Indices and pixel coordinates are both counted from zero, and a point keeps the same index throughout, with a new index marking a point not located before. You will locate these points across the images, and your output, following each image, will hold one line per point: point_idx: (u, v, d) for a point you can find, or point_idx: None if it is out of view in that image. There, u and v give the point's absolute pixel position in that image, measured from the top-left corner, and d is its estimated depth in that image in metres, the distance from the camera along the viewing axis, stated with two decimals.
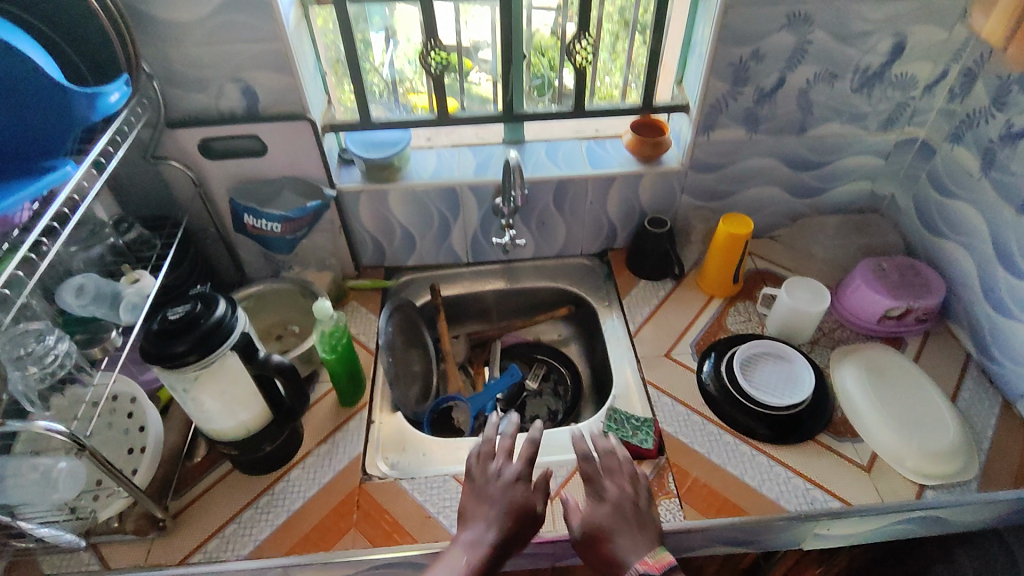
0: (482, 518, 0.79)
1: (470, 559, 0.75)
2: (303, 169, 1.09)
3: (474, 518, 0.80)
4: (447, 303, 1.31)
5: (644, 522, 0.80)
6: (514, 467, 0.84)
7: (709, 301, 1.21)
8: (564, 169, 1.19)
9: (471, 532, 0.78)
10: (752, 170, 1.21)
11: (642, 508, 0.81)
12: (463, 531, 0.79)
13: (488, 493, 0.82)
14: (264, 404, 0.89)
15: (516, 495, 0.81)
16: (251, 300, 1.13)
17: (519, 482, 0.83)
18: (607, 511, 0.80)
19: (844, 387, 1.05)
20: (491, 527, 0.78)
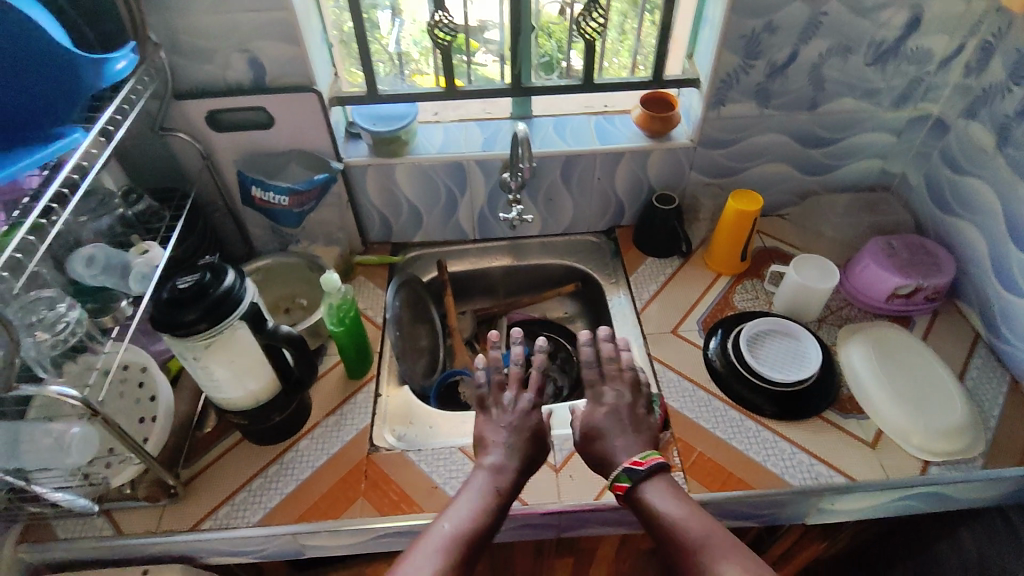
0: (501, 443, 0.83)
1: (496, 484, 0.78)
2: (310, 142, 1.09)
3: (495, 445, 0.83)
4: (453, 279, 1.31)
5: (640, 426, 0.85)
6: (527, 397, 0.89)
7: (716, 279, 1.20)
8: (572, 144, 1.18)
9: (495, 458, 0.81)
10: (762, 147, 1.20)
11: (640, 414, 0.87)
12: (485, 457, 0.82)
13: (505, 419, 0.86)
14: (274, 374, 0.90)
15: (533, 419, 0.86)
16: (260, 273, 1.14)
17: (534, 410, 0.88)
18: (613, 417, 0.85)
19: (851, 364, 1.05)
20: (513, 454, 0.82)
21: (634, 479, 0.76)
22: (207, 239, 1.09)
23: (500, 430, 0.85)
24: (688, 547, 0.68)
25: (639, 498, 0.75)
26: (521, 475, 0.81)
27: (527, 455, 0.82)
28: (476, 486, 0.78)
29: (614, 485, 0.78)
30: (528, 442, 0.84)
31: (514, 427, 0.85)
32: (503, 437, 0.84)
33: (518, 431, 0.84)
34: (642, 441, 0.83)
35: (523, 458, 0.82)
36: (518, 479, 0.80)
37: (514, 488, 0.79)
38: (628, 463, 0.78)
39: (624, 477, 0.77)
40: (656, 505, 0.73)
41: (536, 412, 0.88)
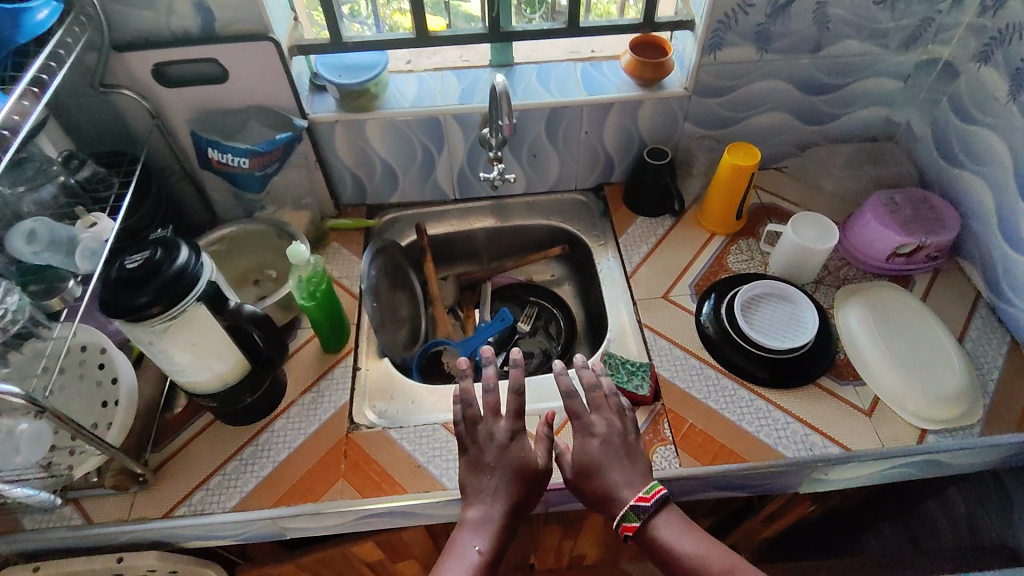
0: (486, 491, 0.79)
1: (481, 542, 0.76)
2: (269, 96, 0.99)
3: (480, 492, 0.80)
4: (433, 242, 1.24)
5: (636, 454, 0.82)
6: (505, 426, 0.83)
7: (710, 239, 1.15)
8: (557, 96, 1.09)
9: (477, 512, 0.78)
10: (760, 95, 1.11)
11: (633, 441, 0.83)
12: (469, 510, 0.79)
13: (486, 460, 0.81)
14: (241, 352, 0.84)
15: (514, 456, 0.81)
16: (224, 242, 1.06)
17: (514, 444, 0.82)
18: (603, 452, 0.82)
19: (848, 328, 1.01)
20: (498, 499, 0.79)
21: (642, 517, 0.77)
22: (163, 208, 1.01)
23: (485, 476, 0.80)
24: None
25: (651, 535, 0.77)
26: (509, 519, 0.78)
27: (515, 500, 0.79)
28: (463, 549, 0.76)
29: (622, 525, 0.77)
30: (516, 488, 0.80)
31: (496, 467, 0.81)
32: (490, 483, 0.80)
33: (505, 475, 0.80)
34: (640, 471, 0.80)
35: (510, 503, 0.79)
36: (508, 527, 0.78)
37: (501, 540, 0.78)
38: (635, 500, 0.78)
39: (632, 517, 0.77)
40: (672, 543, 0.75)
41: (516, 445, 0.82)
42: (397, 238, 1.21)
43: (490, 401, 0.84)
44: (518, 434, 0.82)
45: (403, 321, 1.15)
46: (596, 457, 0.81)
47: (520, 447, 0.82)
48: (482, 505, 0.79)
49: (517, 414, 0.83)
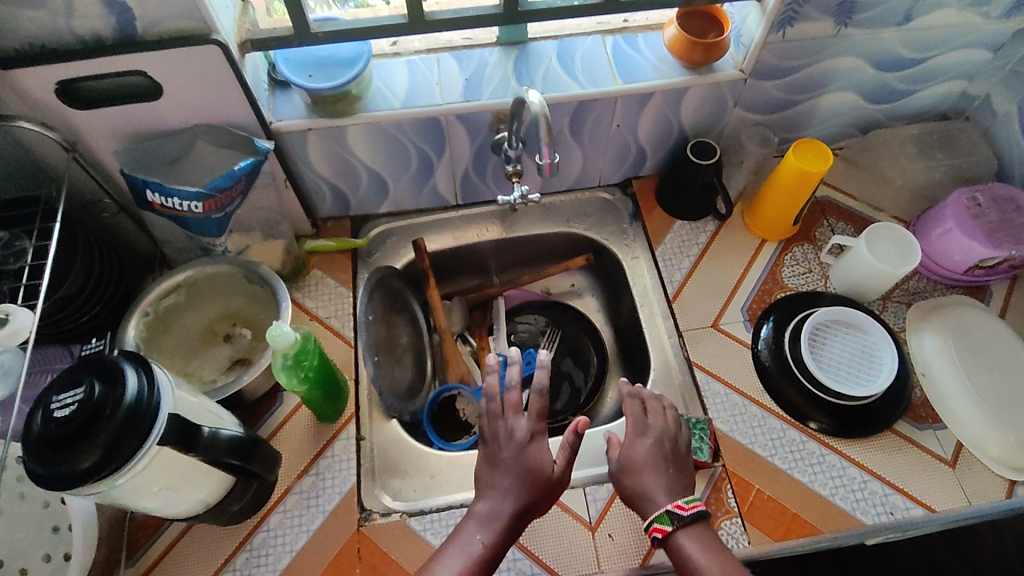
0: (497, 487, 0.70)
1: (487, 534, 0.67)
2: (221, 111, 0.77)
3: (493, 488, 0.71)
4: (433, 259, 1.05)
5: (681, 467, 0.71)
6: (526, 425, 0.73)
7: (761, 248, 0.99)
8: (585, 85, 0.88)
9: (488, 504, 0.69)
10: (827, 74, 0.91)
11: (681, 453, 0.73)
12: (477, 502, 0.70)
13: (502, 457, 0.72)
14: (228, 476, 0.69)
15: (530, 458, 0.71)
16: (181, 291, 0.86)
17: (534, 444, 0.73)
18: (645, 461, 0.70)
19: (923, 356, 0.89)
20: (509, 498, 0.70)
21: (677, 524, 0.65)
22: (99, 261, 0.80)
23: (497, 472, 0.71)
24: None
25: (678, 548, 0.64)
26: (518, 522, 0.69)
27: (528, 503, 0.69)
28: (464, 540, 0.67)
29: (650, 527, 0.66)
30: (529, 491, 0.70)
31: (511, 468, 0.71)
32: (504, 481, 0.70)
33: (517, 476, 0.70)
34: (683, 482, 0.70)
35: (520, 506, 0.69)
36: (517, 529, 0.69)
37: (508, 542, 0.68)
38: (670, 504, 0.66)
39: (665, 518, 0.65)
40: (699, 561, 0.62)
41: (536, 447, 0.72)
42: (390, 259, 1.02)
43: (512, 398, 0.75)
44: (539, 435, 0.73)
45: (402, 353, 0.99)
46: (639, 472, 0.69)
47: (542, 448, 0.73)
48: (493, 499, 0.70)
49: (540, 415, 0.74)
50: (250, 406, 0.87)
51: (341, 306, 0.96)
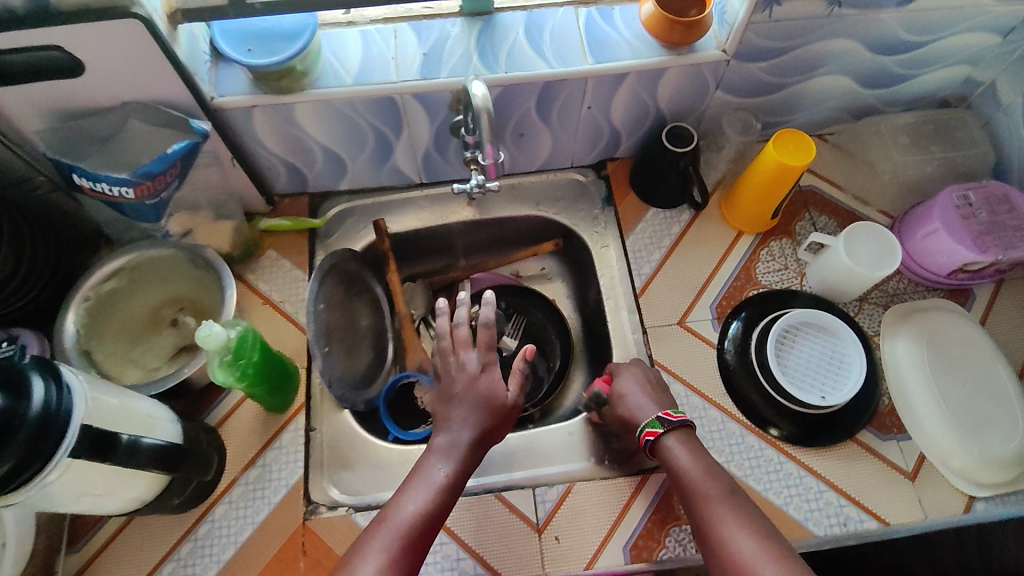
0: (454, 419, 0.76)
1: (448, 465, 0.72)
2: (151, 89, 0.71)
3: (451, 421, 0.76)
4: (395, 241, 1.01)
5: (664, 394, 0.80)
6: (475, 357, 0.80)
7: (736, 240, 0.94)
8: (553, 64, 0.81)
9: (446, 437, 0.75)
10: (817, 58, 0.84)
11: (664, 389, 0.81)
12: (436, 436, 0.76)
13: (456, 392, 0.78)
14: (139, 490, 0.66)
15: (481, 388, 0.78)
16: (123, 275, 0.84)
17: (485, 375, 0.79)
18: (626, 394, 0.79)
19: (895, 361, 0.86)
20: (467, 426, 0.76)
21: (666, 431, 0.74)
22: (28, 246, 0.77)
23: (453, 406, 0.77)
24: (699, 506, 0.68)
25: (665, 449, 0.73)
26: (474, 450, 0.75)
27: (484, 429, 0.76)
28: (426, 474, 0.72)
29: (643, 433, 0.75)
30: (485, 418, 0.76)
31: (464, 396, 0.78)
32: (460, 412, 0.77)
33: (473, 405, 0.77)
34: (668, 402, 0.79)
35: (478, 431, 0.75)
36: (476, 455, 0.75)
37: (469, 467, 0.74)
38: (662, 412, 0.75)
39: (655, 424, 0.75)
40: (685, 460, 0.71)
41: (485, 377, 0.79)
42: (349, 239, 0.98)
43: (461, 334, 0.81)
44: (489, 366, 0.80)
45: (361, 337, 0.97)
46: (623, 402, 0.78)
47: (491, 378, 0.79)
48: (451, 432, 0.76)
49: (487, 346, 0.81)
50: (197, 393, 0.85)
51: (295, 290, 0.93)
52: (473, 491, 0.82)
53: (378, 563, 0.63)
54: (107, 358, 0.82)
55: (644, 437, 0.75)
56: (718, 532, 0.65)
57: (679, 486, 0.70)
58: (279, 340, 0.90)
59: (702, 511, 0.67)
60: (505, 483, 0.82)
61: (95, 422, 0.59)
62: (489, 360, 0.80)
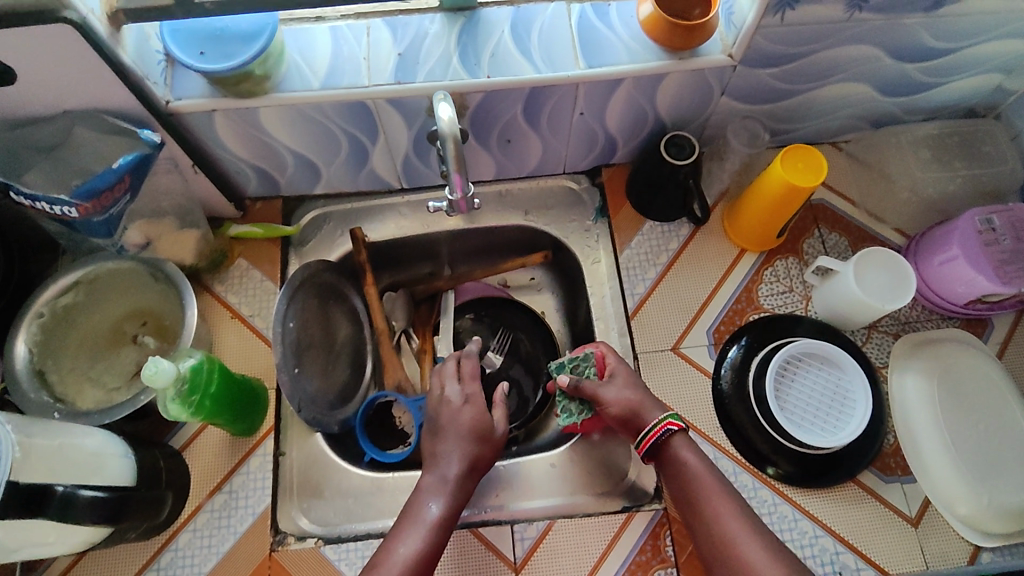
0: (442, 451, 0.73)
1: (439, 502, 0.69)
2: (96, 94, 0.65)
3: (438, 456, 0.73)
4: (375, 249, 0.95)
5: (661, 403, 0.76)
6: (458, 389, 0.78)
7: (739, 259, 0.87)
8: (540, 68, 0.74)
9: (434, 473, 0.71)
10: (832, 64, 0.77)
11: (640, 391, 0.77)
12: (426, 473, 0.72)
13: (442, 426, 0.75)
14: (88, 534, 0.62)
15: (466, 421, 0.74)
16: (81, 288, 0.78)
17: (468, 407, 0.76)
18: (638, 387, 0.74)
19: (903, 399, 0.80)
20: (456, 458, 0.72)
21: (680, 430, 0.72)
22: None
23: (439, 440, 0.74)
24: (697, 497, 0.67)
25: (672, 453, 0.70)
26: (468, 481, 0.72)
27: (475, 460, 0.72)
28: (416, 513, 0.68)
29: (666, 421, 0.71)
30: (473, 449, 0.73)
31: (449, 427, 0.74)
32: (446, 445, 0.73)
33: (459, 437, 0.73)
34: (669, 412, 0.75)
35: (467, 462, 0.72)
36: (468, 487, 0.72)
37: (462, 501, 0.71)
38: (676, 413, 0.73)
39: (676, 417, 0.72)
40: (695, 463, 0.69)
41: (469, 408, 0.76)
42: (325, 248, 0.92)
43: (449, 368, 0.80)
44: (473, 398, 0.77)
45: (339, 351, 0.92)
46: (636, 394, 0.74)
47: (477, 409, 0.76)
48: (440, 466, 0.72)
49: (471, 377, 0.79)
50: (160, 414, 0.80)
51: (266, 303, 0.87)
52: None
53: None
54: (63, 378, 0.76)
55: (663, 428, 0.71)
56: (716, 523, 0.65)
57: (685, 483, 0.68)
58: (248, 358, 0.85)
59: (700, 500, 0.67)
60: (481, 517, 0.78)
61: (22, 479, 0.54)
62: (471, 392, 0.77)
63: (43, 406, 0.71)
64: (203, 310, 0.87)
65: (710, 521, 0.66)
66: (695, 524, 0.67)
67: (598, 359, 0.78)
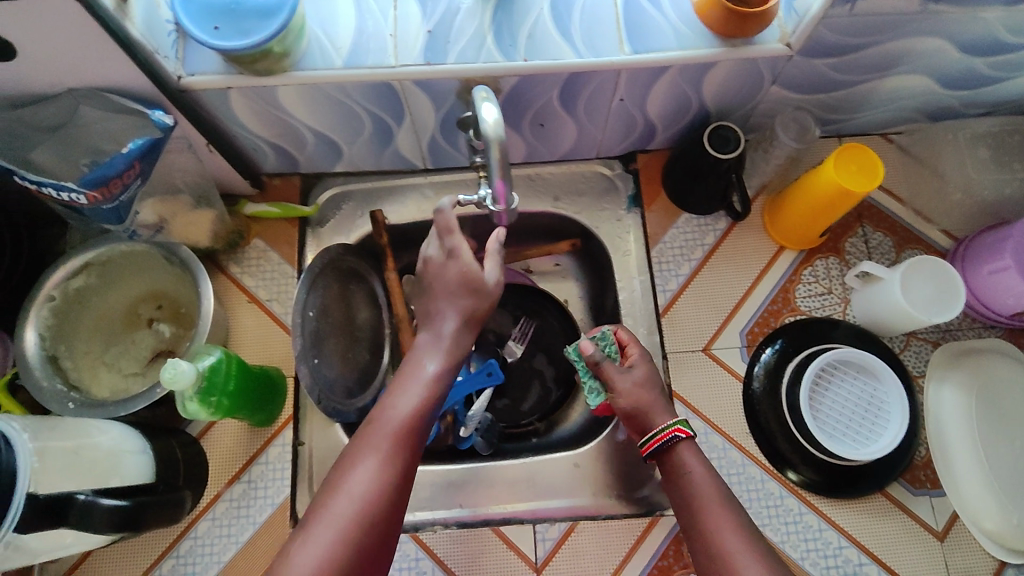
0: (436, 309, 0.70)
1: (437, 361, 0.67)
2: (103, 73, 0.60)
3: (432, 314, 0.70)
4: (395, 231, 0.91)
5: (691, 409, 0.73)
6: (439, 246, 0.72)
7: (777, 256, 0.84)
8: (581, 51, 0.68)
9: (428, 332, 0.69)
10: (894, 56, 0.71)
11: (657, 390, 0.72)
12: (421, 333, 0.70)
13: (432, 284, 0.71)
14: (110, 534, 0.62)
15: (452, 273, 0.70)
16: (93, 270, 0.76)
17: (454, 261, 0.70)
18: (653, 387, 0.71)
19: (938, 409, 0.78)
20: (450, 316, 0.70)
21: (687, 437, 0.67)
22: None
23: (430, 300, 0.71)
24: (697, 508, 0.62)
25: (677, 463, 0.65)
26: (467, 341, 0.70)
27: (470, 315, 0.69)
28: (414, 369, 0.66)
29: (675, 428, 0.66)
30: (469, 301, 0.69)
31: (440, 286, 0.70)
32: (438, 303, 0.70)
33: (449, 293, 0.70)
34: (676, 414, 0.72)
35: (462, 317, 0.69)
36: (464, 343, 0.70)
37: (459, 359, 0.69)
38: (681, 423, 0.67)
39: (686, 424, 0.66)
40: (697, 473, 0.64)
41: (454, 260, 0.70)
42: (345, 229, 0.89)
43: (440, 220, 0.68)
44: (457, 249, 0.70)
45: (359, 335, 0.89)
46: (649, 393, 0.70)
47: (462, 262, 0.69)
48: (435, 326, 0.70)
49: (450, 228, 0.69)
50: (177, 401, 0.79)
51: (284, 287, 0.85)
52: (468, 522, 0.77)
53: (373, 465, 0.58)
54: (77, 363, 0.74)
55: (670, 434, 0.66)
56: (715, 535, 0.59)
57: (686, 494, 0.63)
58: (266, 344, 0.82)
59: (700, 513, 0.61)
60: (502, 514, 0.77)
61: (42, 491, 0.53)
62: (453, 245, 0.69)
63: (58, 395, 0.69)
64: (220, 292, 0.84)
65: (708, 533, 0.60)
66: (693, 539, 0.61)
67: (617, 340, 0.76)
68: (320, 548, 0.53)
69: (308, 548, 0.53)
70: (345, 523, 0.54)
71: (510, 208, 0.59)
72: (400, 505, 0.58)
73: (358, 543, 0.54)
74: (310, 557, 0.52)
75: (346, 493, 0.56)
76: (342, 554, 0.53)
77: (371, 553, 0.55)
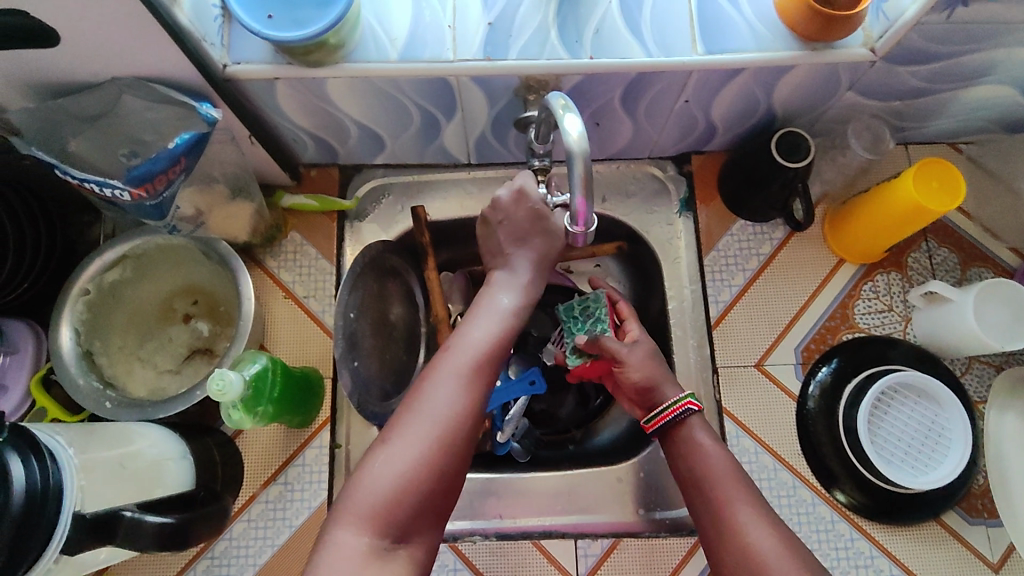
0: (510, 248, 0.66)
1: (513, 297, 0.63)
2: (149, 62, 0.56)
3: (506, 252, 0.66)
4: (435, 227, 0.88)
5: None
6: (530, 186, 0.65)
7: (837, 270, 0.80)
8: (651, 50, 0.64)
9: (505, 268, 0.65)
10: (983, 65, 0.66)
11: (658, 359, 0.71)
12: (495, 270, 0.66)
13: (509, 221, 0.66)
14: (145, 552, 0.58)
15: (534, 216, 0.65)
16: (128, 263, 0.73)
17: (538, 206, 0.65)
18: (657, 360, 0.69)
19: (999, 436, 0.75)
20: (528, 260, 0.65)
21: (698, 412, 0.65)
22: (5, 224, 0.67)
23: (505, 239, 0.66)
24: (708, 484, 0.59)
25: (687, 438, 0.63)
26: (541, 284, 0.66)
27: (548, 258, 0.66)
28: (490, 302, 0.62)
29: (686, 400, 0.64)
30: (543, 246, 0.66)
31: (519, 227, 0.65)
32: (511, 242, 0.66)
33: (528, 235, 0.65)
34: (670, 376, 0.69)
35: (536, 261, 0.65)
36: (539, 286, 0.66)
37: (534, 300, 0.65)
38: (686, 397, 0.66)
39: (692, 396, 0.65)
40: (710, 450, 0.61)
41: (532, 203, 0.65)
42: (384, 224, 0.85)
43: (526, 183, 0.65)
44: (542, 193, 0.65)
45: (394, 333, 0.86)
46: (656, 367, 0.69)
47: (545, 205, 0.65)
48: (511, 266, 0.65)
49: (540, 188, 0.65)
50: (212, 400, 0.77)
51: (322, 283, 0.82)
52: (508, 534, 0.76)
53: (451, 392, 0.56)
54: (112, 359, 0.72)
55: (681, 408, 0.64)
56: (728, 510, 0.57)
57: (697, 467, 0.61)
58: (303, 342, 0.80)
59: (709, 487, 0.59)
60: (544, 527, 0.76)
61: (87, 507, 0.51)
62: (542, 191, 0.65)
63: (94, 394, 0.66)
64: (256, 287, 0.81)
65: (720, 507, 0.57)
66: (703, 511, 0.58)
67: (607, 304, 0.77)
68: (397, 468, 0.52)
69: (386, 465, 0.52)
70: (424, 444, 0.53)
71: (588, 226, 0.53)
72: (473, 432, 0.56)
73: (436, 468, 0.53)
74: (388, 472, 0.52)
75: (425, 412, 0.54)
76: (418, 476, 0.52)
77: (447, 479, 0.54)
